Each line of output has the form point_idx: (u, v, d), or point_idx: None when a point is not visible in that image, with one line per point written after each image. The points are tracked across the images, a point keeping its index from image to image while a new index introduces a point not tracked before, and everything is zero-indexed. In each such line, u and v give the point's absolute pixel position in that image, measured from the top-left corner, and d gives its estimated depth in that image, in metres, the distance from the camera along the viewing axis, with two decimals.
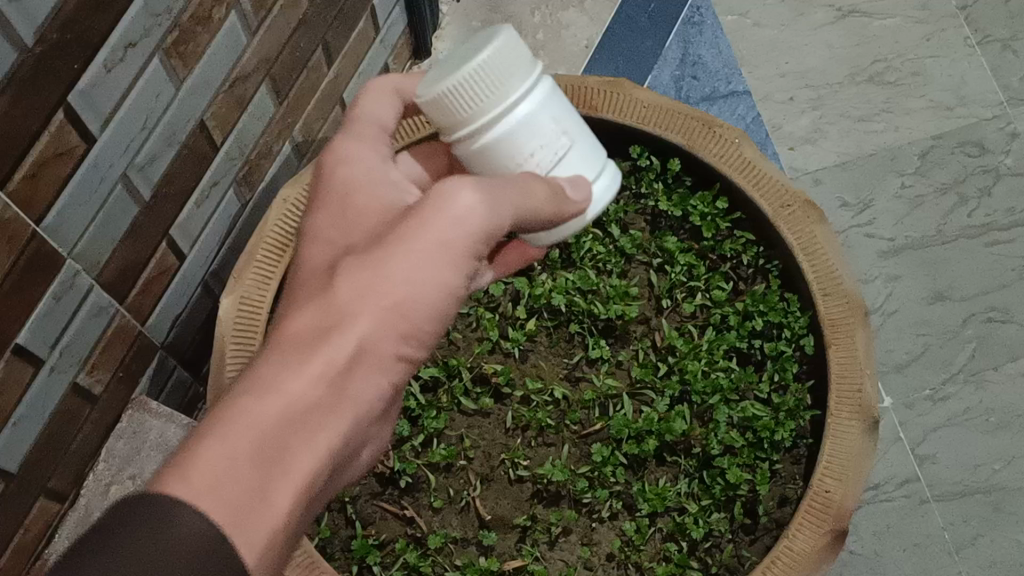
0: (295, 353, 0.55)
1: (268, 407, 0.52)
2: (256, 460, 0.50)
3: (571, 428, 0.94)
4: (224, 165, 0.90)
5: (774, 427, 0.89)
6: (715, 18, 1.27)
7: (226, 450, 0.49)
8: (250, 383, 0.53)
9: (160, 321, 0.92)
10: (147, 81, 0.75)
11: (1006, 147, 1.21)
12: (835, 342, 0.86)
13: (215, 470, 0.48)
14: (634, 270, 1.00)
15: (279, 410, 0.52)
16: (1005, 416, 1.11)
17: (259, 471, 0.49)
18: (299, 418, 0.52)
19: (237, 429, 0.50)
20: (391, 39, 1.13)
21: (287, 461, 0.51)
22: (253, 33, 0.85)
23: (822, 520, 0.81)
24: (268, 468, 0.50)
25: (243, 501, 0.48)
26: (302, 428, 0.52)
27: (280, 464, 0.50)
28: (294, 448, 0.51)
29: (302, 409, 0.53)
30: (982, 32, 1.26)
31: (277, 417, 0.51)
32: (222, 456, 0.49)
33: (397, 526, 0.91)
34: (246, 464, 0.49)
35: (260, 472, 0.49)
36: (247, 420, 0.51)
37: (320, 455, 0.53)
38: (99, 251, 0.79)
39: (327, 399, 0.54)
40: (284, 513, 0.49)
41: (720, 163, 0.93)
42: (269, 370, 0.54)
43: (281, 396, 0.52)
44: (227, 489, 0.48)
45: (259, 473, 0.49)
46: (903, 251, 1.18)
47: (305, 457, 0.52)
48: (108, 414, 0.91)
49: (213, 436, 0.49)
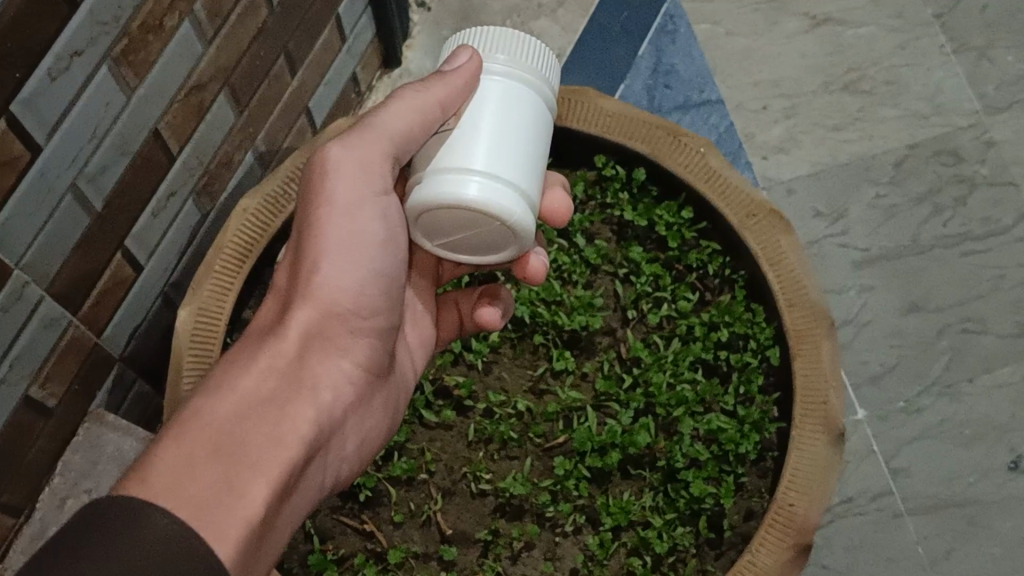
0: (239, 371, 0.67)
1: (225, 405, 0.63)
2: (211, 458, 0.59)
3: (534, 441, 0.93)
4: (182, 174, 0.89)
5: (739, 440, 0.88)
6: (689, 27, 1.26)
7: (184, 450, 0.59)
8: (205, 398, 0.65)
9: (117, 333, 0.91)
10: (96, 90, 0.74)
11: (981, 157, 1.20)
12: (800, 353, 0.85)
13: (177, 468, 0.58)
14: (599, 280, 0.99)
15: (221, 422, 0.62)
16: (980, 428, 1.10)
17: (221, 465, 0.59)
18: (243, 423, 0.63)
19: (195, 430, 0.61)
20: (358, 48, 1.12)
21: (247, 451, 0.61)
22: (209, 41, 0.84)
23: (786, 534, 0.80)
24: (229, 460, 0.60)
25: (209, 495, 0.57)
26: (266, 414, 0.65)
27: (241, 455, 0.61)
28: (254, 438, 0.62)
29: (257, 401, 0.65)
30: (958, 40, 1.25)
31: (233, 411, 0.63)
32: (183, 455, 0.59)
33: (356, 541, 0.90)
34: (205, 460, 0.59)
35: (216, 474, 0.59)
36: (198, 430, 0.61)
37: (274, 446, 0.63)
38: (48, 262, 0.78)
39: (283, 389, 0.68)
40: (250, 499, 0.59)
41: (683, 173, 0.91)
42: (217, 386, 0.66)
43: (223, 410, 0.63)
44: (189, 484, 0.57)
45: (215, 475, 0.59)
46: (877, 261, 1.16)
47: (259, 450, 0.62)
48: (63, 426, 0.90)
49: (172, 442, 0.60)
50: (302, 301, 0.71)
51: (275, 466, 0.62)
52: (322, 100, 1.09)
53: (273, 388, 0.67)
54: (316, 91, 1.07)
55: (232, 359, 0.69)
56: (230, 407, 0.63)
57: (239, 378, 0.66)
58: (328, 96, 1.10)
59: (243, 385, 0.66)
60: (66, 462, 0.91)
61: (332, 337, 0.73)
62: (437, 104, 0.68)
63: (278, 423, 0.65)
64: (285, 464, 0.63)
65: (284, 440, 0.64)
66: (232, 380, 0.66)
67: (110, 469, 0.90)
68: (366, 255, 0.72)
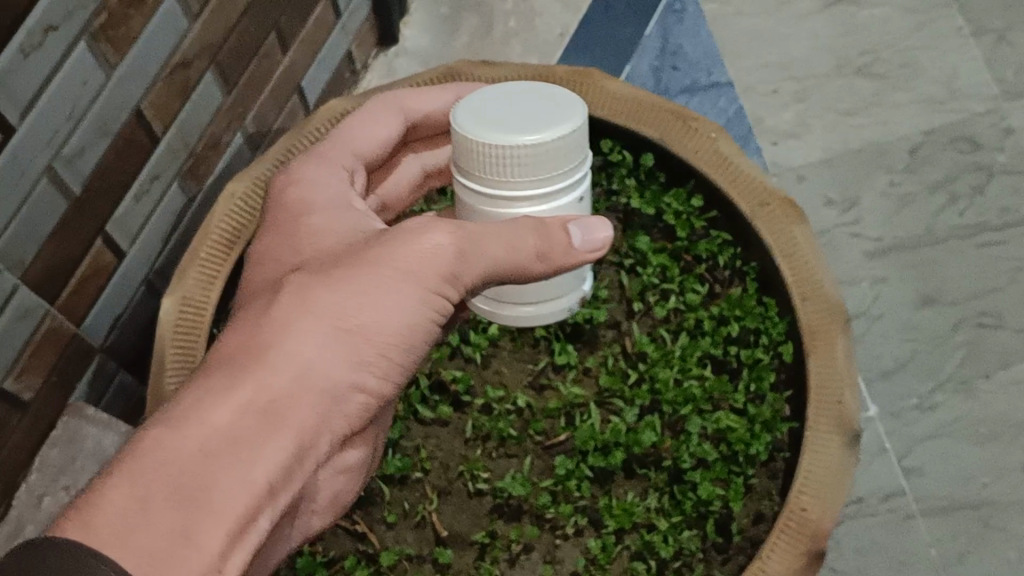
0: (218, 384, 0.57)
1: (189, 439, 0.54)
2: (169, 505, 0.51)
3: (533, 438, 0.89)
4: (167, 156, 0.85)
5: (749, 440, 0.83)
6: (696, 6, 1.23)
7: (138, 492, 0.51)
8: (167, 415, 0.56)
9: (98, 323, 0.87)
10: (72, 68, 0.70)
11: (1000, 143, 1.15)
12: (814, 349, 0.81)
13: (129, 519, 0.49)
14: (604, 271, 0.95)
15: (181, 463, 0.53)
16: (997, 426, 1.05)
17: (178, 512, 0.51)
18: (204, 472, 0.53)
19: (152, 468, 0.52)
20: (353, 25, 1.09)
21: (209, 496, 0.53)
22: (194, 17, 0.79)
23: (800, 539, 0.75)
24: (187, 507, 0.51)
25: (165, 550, 0.49)
26: (239, 451, 0.55)
27: (202, 500, 0.52)
28: (219, 479, 0.53)
29: (231, 435, 0.55)
30: (976, 22, 1.22)
31: (199, 448, 0.54)
32: (135, 498, 0.51)
33: (347, 543, 0.85)
34: (159, 508, 0.51)
35: (181, 516, 0.51)
36: (157, 466, 0.52)
37: (241, 498, 0.54)
38: (22, 251, 0.74)
39: (267, 423, 0.57)
40: (209, 553, 0.51)
41: (694, 158, 0.87)
42: (188, 401, 0.56)
43: (182, 447, 0.54)
44: (142, 538, 0.49)
45: (179, 517, 0.51)
46: (890, 252, 1.13)
47: (222, 497, 0.53)
48: (41, 420, 0.86)
49: (123, 482, 0.51)
50: (319, 336, 0.61)
51: (240, 513, 0.54)
52: (315, 80, 1.05)
53: (256, 420, 0.57)
54: (310, 70, 1.03)
55: (209, 373, 0.59)
56: (197, 443, 0.54)
57: (212, 404, 0.56)
58: (321, 76, 1.06)
59: (215, 414, 0.56)
60: (44, 458, 0.86)
61: (340, 393, 0.62)
62: (529, 252, 0.64)
63: (252, 463, 0.55)
64: (249, 514, 0.54)
65: (253, 485, 0.55)
66: (202, 405, 0.56)
67: (88, 466, 0.86)
68: (401, 314, 0.64)
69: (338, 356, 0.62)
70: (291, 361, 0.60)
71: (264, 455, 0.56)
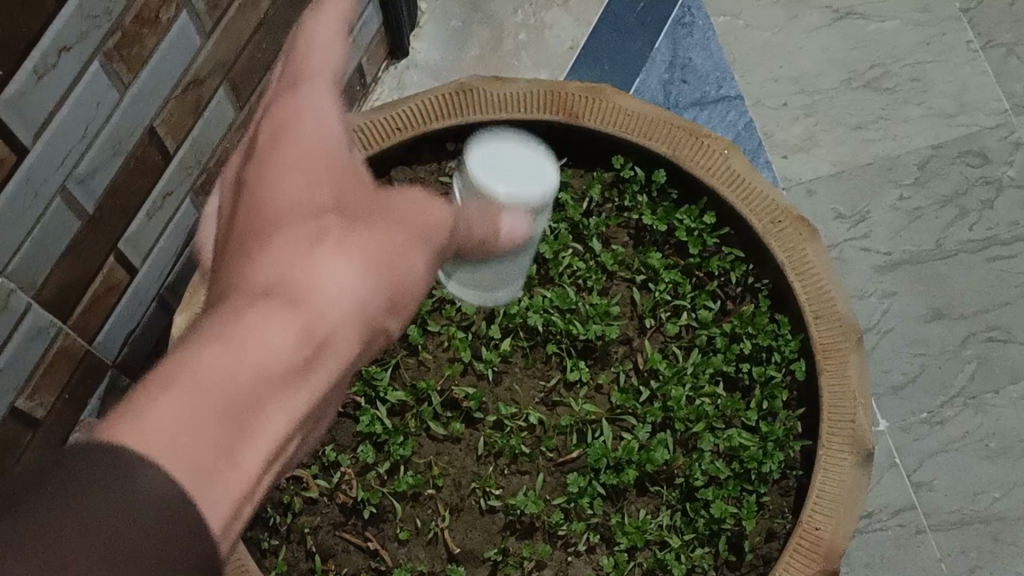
0: (271, 303, 0.51)
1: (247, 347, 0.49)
2: (219, 420, 0.46)
3: (546, 456, 0.88)
4: (179, 173, 0.85)
5: (761, 458, 0.84)
6: (706, 19, 1.22)
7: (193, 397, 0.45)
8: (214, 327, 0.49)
9: (110, 339, 0.87)
10: (86, 88, 0.69)
11: (1009, 158, 1.16)
12: (828, 368, 0.81)
13: (179, 430, 0.44)
14: (615, 287, 0.94)
15: (240, 374, 0.48)
16: (1006, 441, 1.06)
17: (230, 429, 0.46)
18: (259, 392, 0.48)
19: (208, 378, 0.46)
20: (364, 39, 1.09)
21: (258, 421, 0.48)
22: (207, 34, 0.79)
23: (811, 558, 0.75)
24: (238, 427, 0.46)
25: (206, 473, 0.44)
26: (288, 382, 0.50)
27: (252, 423, 0.47)
28: (268, 406, 0.48)
29: (281, 364, 0.49)
30: (986, 36, 1.22)
31: (255, 366, 0.48)
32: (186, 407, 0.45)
33: (359, 560, 0.85)
34: (209, 423, 0.45)
35: (229, 434, 0.46)
36: (209, 377, 0.46)
37: (288, 429, 0.49)
38: (35, 271, 0.74)
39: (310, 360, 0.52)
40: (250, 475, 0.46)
41: (706, 177, 0.87)
42: (241, 313, 0.50)
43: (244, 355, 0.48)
44: (191, 449, 0.44)
45: (228, 435, 0.46)
46: (900, 265, 1.13)
47: (273, 421, 0.48)
48: (53, 437, 0.85)
49: (166, 394, 0.45)
50: (353, 280, 0.55)
51: (277, 452, 0.48)
52: None
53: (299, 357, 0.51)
54: None
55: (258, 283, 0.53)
56: (247, 365, 0.48)
57: (266, 324, 0.50)
58: None
59: (268, 336, 0.49)
60: None
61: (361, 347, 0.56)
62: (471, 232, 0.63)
63: (296, 398, 0.50)
64: (281, 454, 0.49)
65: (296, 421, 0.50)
66: (253, 322, 0.50)
67: None
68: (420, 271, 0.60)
69: (370, 304, 0.56)
70: (334, 299, 0.54)
71: (304, 393, 0.51)
